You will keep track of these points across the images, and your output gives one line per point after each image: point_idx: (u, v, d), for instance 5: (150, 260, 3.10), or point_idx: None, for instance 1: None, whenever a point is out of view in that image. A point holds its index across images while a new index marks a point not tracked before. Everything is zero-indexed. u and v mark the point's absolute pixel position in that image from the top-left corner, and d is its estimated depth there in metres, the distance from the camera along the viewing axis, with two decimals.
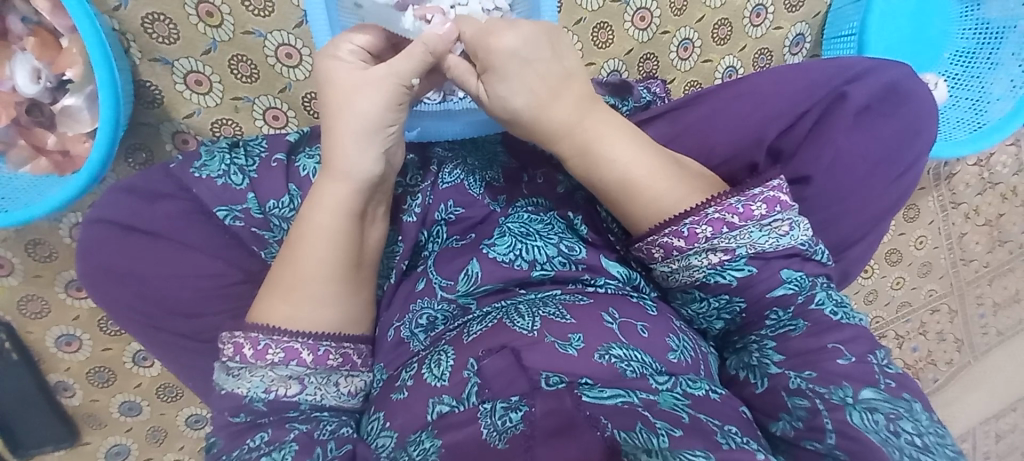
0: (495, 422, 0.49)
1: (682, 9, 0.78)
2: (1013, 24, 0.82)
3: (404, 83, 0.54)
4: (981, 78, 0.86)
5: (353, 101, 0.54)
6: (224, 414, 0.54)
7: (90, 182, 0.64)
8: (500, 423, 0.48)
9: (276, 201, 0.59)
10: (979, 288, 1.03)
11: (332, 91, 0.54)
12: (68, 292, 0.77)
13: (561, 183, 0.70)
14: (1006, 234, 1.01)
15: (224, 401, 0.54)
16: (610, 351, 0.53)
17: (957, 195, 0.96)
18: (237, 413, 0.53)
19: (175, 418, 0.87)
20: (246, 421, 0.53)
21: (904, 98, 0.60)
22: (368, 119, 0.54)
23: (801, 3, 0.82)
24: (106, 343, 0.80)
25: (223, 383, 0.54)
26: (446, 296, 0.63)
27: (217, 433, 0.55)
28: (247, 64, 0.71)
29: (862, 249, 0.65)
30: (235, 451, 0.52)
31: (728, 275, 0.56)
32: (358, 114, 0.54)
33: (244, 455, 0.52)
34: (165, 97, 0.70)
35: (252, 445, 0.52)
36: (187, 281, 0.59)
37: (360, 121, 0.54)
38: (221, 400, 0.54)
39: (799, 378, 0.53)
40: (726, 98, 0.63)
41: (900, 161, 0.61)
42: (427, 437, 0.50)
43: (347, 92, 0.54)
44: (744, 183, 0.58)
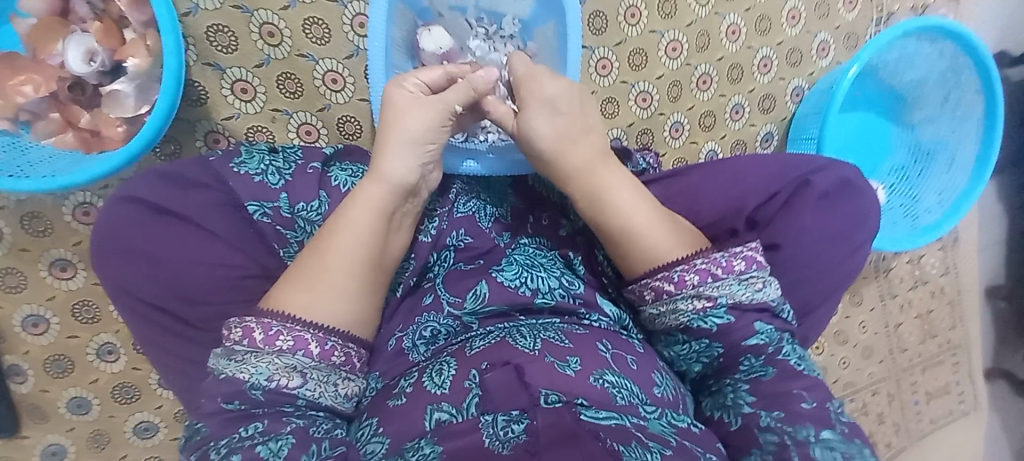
0: (497, 432, 0.51)
1: (676, 97, 0.92)
2: (940, 148, 1.01)
3: (450, 109, 0.63)
4: (913, 189, 1.03)
5: (405, 118, 0.62)
6: (216, 400, 0.54)
7: (124, 162, 0.67)
8: (502, 433, 0.51)
9: (306, 204, 0.63)
10: (914, 376, 1.14)
11: (392, 111, 0.62)
12: (51, 272, 0.74)
13: (564, 226, 0.78)
14: (935, 328, 1.14)
15: (220, 386, 0.54)
16: (604, 376, 0.58)
17: (894, 287, 1.10)
18: (231, 400, 0.54)
19: (123, 424, 0.81)
20: (238, 410, 0.54)
21: (858, 191, 0.72)
22: (416, 134, 0.62)
23: (772, 108, 0.98)
24: (75, 330, 0.77)
25: (221, 368, 0.55)
26: (452, 312, 0.67)
27: (205, 419, 0.54)
28: (293, 82, 0.77)
29: (820, 314, 0.74)
30: (224, 440, 0.52)
31: (710, 321, 0.63)
32: (409, 133, 0.62)
33: (235, 443, 0.52)
34: (209, 98, 0.75)
35: (246, 434, 0.52)
36: (202, 267, 0.60)
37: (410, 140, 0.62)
38: (218, 385, 0.54)
39: (769, 417, 0.59)
40: (713, 171, 0.73)
41: (853, 241, 0.72)
42: (426, 444, 0.52)
43: (404, 110, 0.62)
44: (726, 242, 0.67)
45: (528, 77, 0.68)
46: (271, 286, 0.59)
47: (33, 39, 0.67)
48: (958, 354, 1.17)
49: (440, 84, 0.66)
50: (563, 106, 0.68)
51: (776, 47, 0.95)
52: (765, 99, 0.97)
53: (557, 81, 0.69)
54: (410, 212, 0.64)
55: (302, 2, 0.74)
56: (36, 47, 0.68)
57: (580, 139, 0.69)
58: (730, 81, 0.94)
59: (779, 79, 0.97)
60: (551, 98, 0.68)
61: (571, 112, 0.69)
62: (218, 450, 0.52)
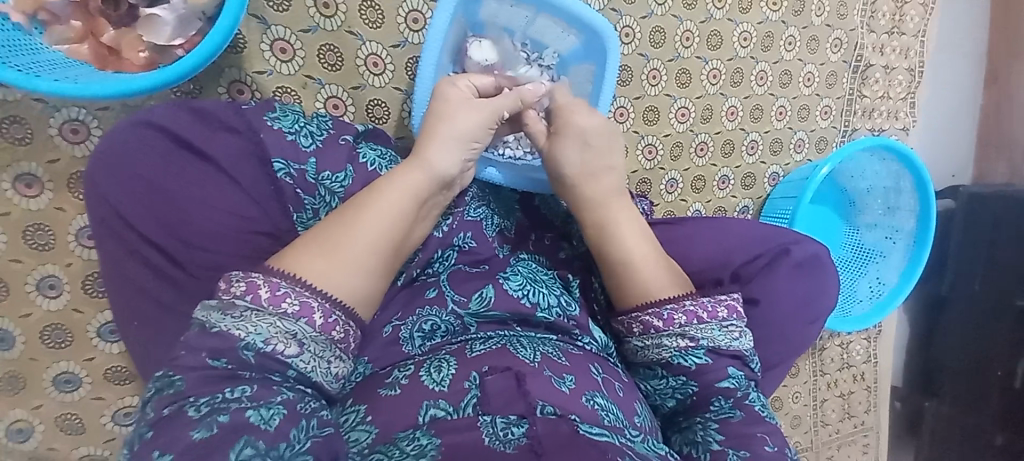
0: (497, 432, 0.51)
1: (677, 156, 1.02)
2: (879, 251, 1.16)
3: (499, 113, 0.69)
4: (852, 281, 1.17)
5: (456, 115, 0.67)
6: (201, 354, 0.51)
7: (136, 92, 0.62)
8: (502, 434, 0.51)
9: (331, 174, 0.63)
10: (830, 450, 1.25)
11: (444, 104, 0.67)
12: (14, 187, 0.68)
13: (563, 250, 0.83)
14: (854, 409, 1.27)
15: (208, 340, 0.52)
16: (595, 398, 0.61)
17: (824, 365, 1.23)
18: (218, 357, 0.51)
19: (43, 370, 0.72)
20: (224, 368, 0.51)
21: (824, 268, 0.82)
22: (462, 132, 0.66)
23: (753, 185, 1.09)
24: (20, 254, 0.69)
25: (214, 322, 0.52)
26: (456, 310, 0.68)
27: (184, 372, 0.51)
28: (335, 55, 0.77)
29: (776, 373, 0.82)
30: (204, 398, 0.49)
31: (690, 359, 0.69)
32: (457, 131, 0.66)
33: (219, 404, 0.49)
34: (246, 48, 0.73)
35: (230, 396, 0.49)
36: (212, 212, 0.58)
37: (455, 133, 0.66)
38: (205, 338, 0.52)
39: (736, 456, 0.63)
40: (708, 226, 0.81)
41: (812, 312, 0.81)
42: (422, 435, 0.52)
43: (458, 106, 0.67)
44: (709, 289, 0.74)
45: (565, 110, 0.74)
46: (282, 248, 0.58)
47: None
48: (869, 436, 1.30)
49: (490, 91, 0.72)
50: (596, 138, 0.73)
51: (763, 134, 1.08)
52: (747, 177, 1.09)
53: (591, 117, 0.73)
54: (436, 206, 0.67)
55: None
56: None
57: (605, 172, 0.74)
58: (722, 154, 1.05)
59: (762, 161, 1.09)
60: (583, 132, 0.73)
61: (604, 145, 0.74)
62: (198, 407, 0.48)
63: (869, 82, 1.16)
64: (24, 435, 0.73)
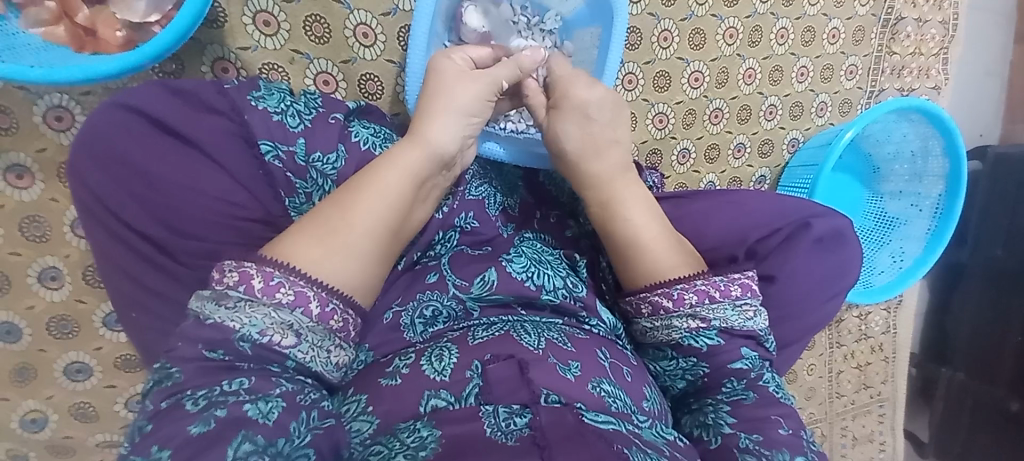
0: (499, 423, 0.50)
1: (689, 125, 0.96)
2: (903, 218, 1.10)
3: (496, 82, 0.64)
4: (872, 251, 1.13)
5: (453, 89, 0.62)
6: (198, 346, 0.50)
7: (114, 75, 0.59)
8: (504, 425, 0.50)
9: (322, 156, 0.60)
10: (845, 420, 1.24)
11: (438, 76, 0.63)
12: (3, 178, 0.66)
13: (571, 228, 0.80)
14: (870, 380, 1.25)
15: (203, 331, 0.51)
16: (601, 384, 0.59)
17: (842, 337, 1.20)
18: (216, 348, 0.50)
19: (54, 361, 0.72)
20: (222, 360, 0.50)
21: (847, 242, 0.76)
22: (462, 106, 0.62)
23: (770, 153, 1.03)
24: (18, 247, 0.68)
25: (209, 313, 0.50)
26: (457, 295, 0.66)
27: (182, 364, 0.51)
28: (321, 26, 0.72)
29: (790, 351, 0.78)
30: (203, 391, 0.49)
31: (701, 340, 0.67)
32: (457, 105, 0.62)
33: (216, 397, 0.48)
34: (227, 22, 0.69)
35: (229, 389, 0.49)
36: (200, 199, 0.55)
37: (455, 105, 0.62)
38: (201, 329, 0.50)
39: (748, 439, 0.62)
40: (720, 200, 0.77)
41: (832, 287, 0.76)
42: (424, 426, 0.50)
43: (450, 83, 0.63)
44: (722, 267, 0.71)
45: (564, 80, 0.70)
46: (277, 236, 0.56)
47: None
48: (886, 406, 1.28)
49: (487, 62, 0.68)
50: (597, 112, 0.70)
51: (783, 99, 1.01)
52: (764, 144, 1.02)
53: (593, 89, 0.70)
54: (440, 185, 0.64)
55: None
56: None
57: (609, 148, 0.71)
58: (738, 120, 0.99)
59: (780, 127, 1.03)
60: (585, 106, 0.69)
61: (606, 119, 0.70)
62: (196, 400, 0.48)
63: (900, 36, 1.07)
64: (37, 425, 0.74)
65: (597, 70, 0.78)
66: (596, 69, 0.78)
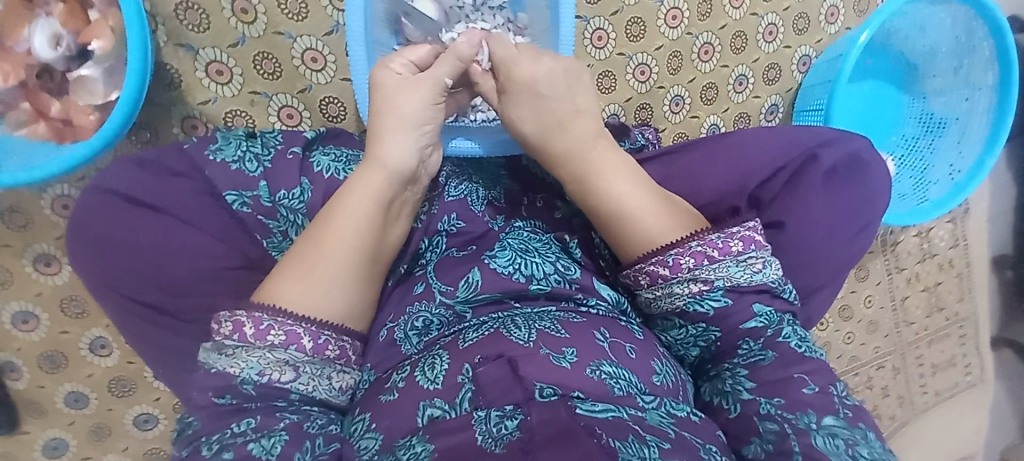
0: (490, 429, 0.50)
1: (676, 69, 0.87)
2: (954, 118, 0.96)
3: (441, 84, 0.63)
4: (923, 161, 0.98)
5: (401, 100, 0.62)
6: (207, 394, 0.54)
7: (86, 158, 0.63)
8: (495, 430, 0.49)
9: (287, 192, 0.60)
10: (919, 349, 1.12)
11: (383, 96, 0.62)
12: (36, 268, 0.73)
13: (560, 209, 0.76)
14: (943, 301, 1.12)
15: (210, 380, 0.53)
16: (601, 367, 0.57)
17: (901, 261, 1.08)
18: (223, 394, 0.53)
19: (122, 416, 0.81)
20: (230, 404, 0.53)
21: (866, 168, 0.68)
22: (412, 116, 0.62)
23: (776, 78, 0.92)
24: (65, 325, 0.76)
25: (211, 362, 0.53)
26: (445, 301, 0.66)
27: (197, 412, 0.54)
28: (271, 62, 0.73)
29: (819, 299, 0.71)
30: (215, 435, 0.52)
31: (707, 304, 0.62)
32: (402, 114, 0.62)
33: (227, 439, 0.51)
34: (183, 81, 0.71)
35: (237, 430, 0.52)
36: (184, 258, 0.58)
37: (401, 117, 0.62)
38: (208, 378, 0.53)
39: (769, 404, 0.61)
40: (716, 146, 0.70)
41: (857, 221, 0.68)
42: (418, 442, 0.50)
43: (394, 93, 0.62)
44: (725, 222, 0.64)
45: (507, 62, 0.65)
46: (263, 280, 0.58)
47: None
48: (966, 326, 1.15)
49: (428, 60, 0.65)
50: (545, 87, 0.66)
51: (783, 13, 0.89)
52: (769, 69, 0.92)
53: (539, 63, 0.66)
54: (411, 203, 0.63)
55: None
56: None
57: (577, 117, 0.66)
58: (734, 50, 0.89)
59: (784, 47, 0.91)
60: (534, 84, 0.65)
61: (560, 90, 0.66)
62: (209, 445, 0.51)
63: None
64: None
65: (552, 38, 0.72)
66: (551, 38, 0.72)
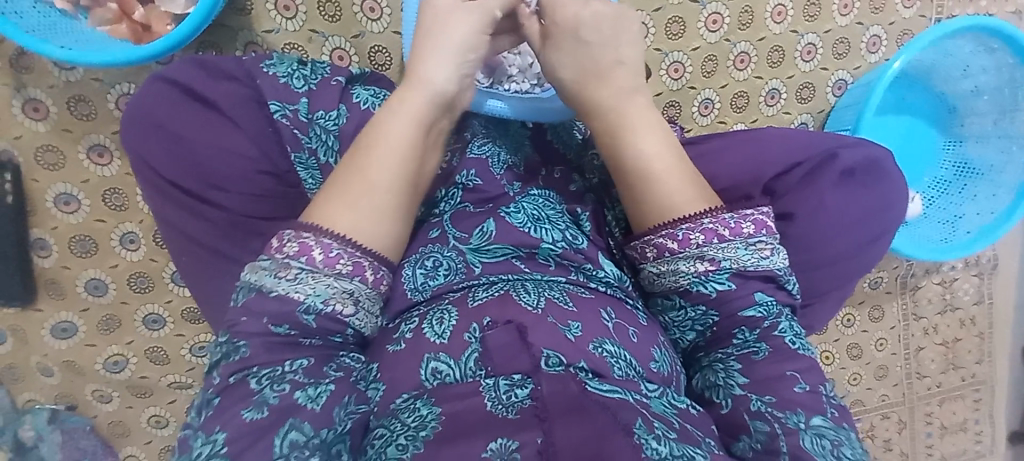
0: (499, 396, 0.52)
1: (710, 73, 0.90)
2: (988, 167, 0.95)
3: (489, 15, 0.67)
4: (955, 206, 0.97)
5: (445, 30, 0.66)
6: (263, 320, 0.54)
7: (150, 57, 0.69)
8: (504, 397, 0.51)
9: (324, 113, 0.64)
10: (929, 406, 1.07)
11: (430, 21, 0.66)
12: (89, 157, 0.79)
13: (575, 182, 0.78)
14: (961, 359, 1.07)
15: (269, 306, 0.54)
16: (603, 345, 0.59)
17: (919, 308, 1.04)
18: (281, 323, 0.54)
19: (135, 312, 0.86)
20: (286, 334, 0.55)
21: (884, 174, 0.68)
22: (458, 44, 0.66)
23: (810, 98, 0.94)
24: (103, 214, 0.82)
25: (273, 286, 0.54)
26: (458, 246, 0.68)
27: (247, 338, 0.54)
28: (333, 5, 0.79)
29: (827, 303, 0.71)
30: (266, 370, 0.53)
31: (710, 286, 0.63)
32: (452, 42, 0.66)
33: (277, 375, 0.53)
34: (253, 9, 0.78)
35: (288, 369, 0.54)
36: (223, 154, 0.62)
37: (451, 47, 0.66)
38: (267, 304, 0.54)
39: (760, 401, 0.60)
40: (736, 138, 0.71)
41: (873, 227, 0.68)
42: (423, 405, 0.52)
43: (439, 23, 0.66)
44: (737, 204, 0.65)
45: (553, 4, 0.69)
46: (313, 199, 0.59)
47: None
48: (982, 390, 1.09)
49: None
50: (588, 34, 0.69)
51: (823, 35, 0.91)
52: (803, 88, 0.93)
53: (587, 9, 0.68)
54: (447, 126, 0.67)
55: None
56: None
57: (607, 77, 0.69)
58: (770, 64, 0.91)
59: (821, 69, 0.93)
60: (578, 27, 0.68)
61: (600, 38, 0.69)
62: (259, 378, 0.53)
63: None
64: (120, 366, 0.88)
65: None
66: None
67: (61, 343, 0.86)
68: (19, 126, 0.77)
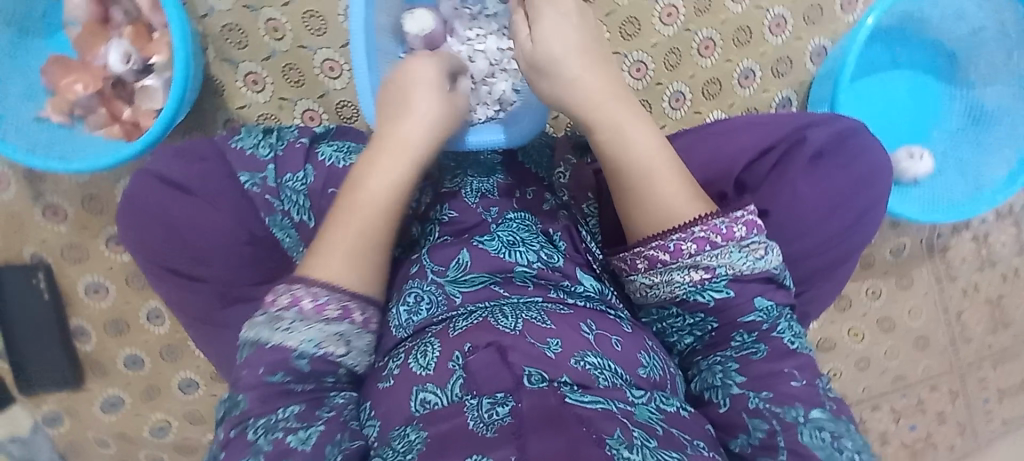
0: (481, 414, 0.49)
1: (675, 65, 0.87)
2: (1003, 111, 0.88)
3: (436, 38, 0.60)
4: (973, 158, 0.89)
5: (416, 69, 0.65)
6: (257, 372, 0.52)
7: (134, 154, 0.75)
8: (487, 415, 0.49)
9: (291, 175, 0.68)
10: (982, 371, 0.98)
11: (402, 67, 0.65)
12: (108, 247, 0.88)
13: (548, 201, 0.72)
14: (1009, 316, 0.98)
15: (264, 356, 0.52)
16: (586, 358, 0.55)
17: (952, 268, 0.96)
18: (275, 372, 0.52)
19: (169, 379, 0.93)
20: (280, 383, 0.52)
21: (861, 150, 0.65)
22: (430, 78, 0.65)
23: (786, 71, 0.90)
24: (129, 296, 0.90)
25: (265, 337, 0.53)
26: (436, 279, 0.64)
27: (245, 392, 0.52)
28: (296, 72, 0.84)
29: (823, 289, 0.68)
30: (261, 419, 0.51)
31: (707, 294, 0.59)
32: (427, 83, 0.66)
33: (272, 424, 0.51)
34: (226, 90, 0.84)
35: (280, 417, 0.52)
36: (205, 231, 0.68)
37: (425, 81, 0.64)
38: (263, 354, 0.52)
39: (757, 399, 0.58)
40: (704, 133, 0.69)
41: (858, 206, 0.64)
42: (412, 431, 0.50)
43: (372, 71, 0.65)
44: (731, 205, 0.61)
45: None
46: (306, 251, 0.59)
47: (79, 42, 0.79)
48: None
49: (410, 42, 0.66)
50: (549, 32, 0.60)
51: (789, 5, 0.88)
52: (779, 62, 0.89)
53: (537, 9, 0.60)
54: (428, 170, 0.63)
55: None
56: (81, 49, 0.79)
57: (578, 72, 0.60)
58: (736, 44, 0.88)
59: (794, 39, 0.89)
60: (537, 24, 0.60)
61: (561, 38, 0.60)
62: (256, 429, 0.51)
63: None
64: (163, 431, 0.95)
65: None
66: None
67: (110, 416, 0.94)
68: (44, 230, 0.87)
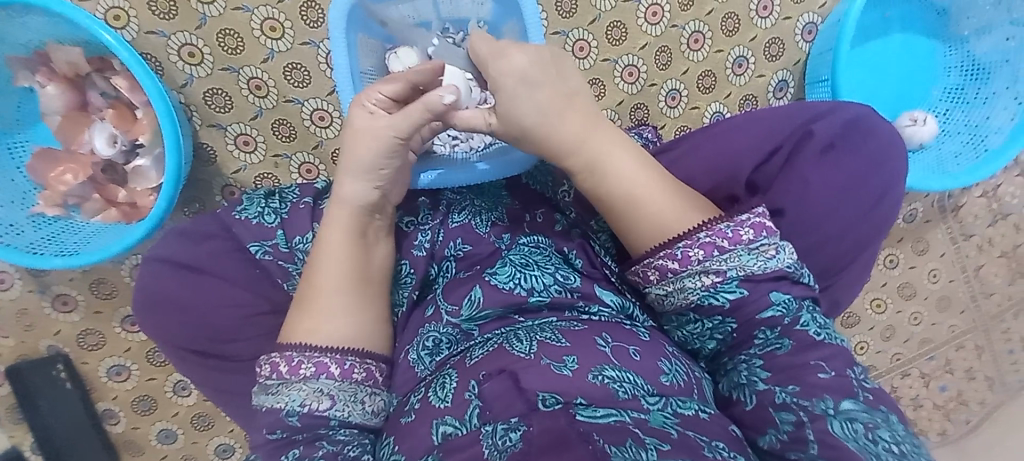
0: (496, 442, 0.47)
1: (667, 64, 0.86)
2: (1001, 61, 0.86)
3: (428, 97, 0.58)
4: (976, 113, 0.88)
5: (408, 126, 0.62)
6: (263, 431, 0.57)
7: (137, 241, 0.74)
8: (500, 442, 0.47)
9: (302, 237, 0.66)
10: (1005, 323, 0.98)
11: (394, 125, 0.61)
12: (123, 327, 0.87)
13: (559, 221, 0.70)
14: None
15: (264, 418, 0.57)
16: (603, 372, 0.52)
17: (966, 226, 0.96)
18: (275, 430, 0.56)
19: (206, 447, 0.93)
20: (282, 438, 0.56)
21: (868, 134, 0.64)
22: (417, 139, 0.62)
23: (780, 53, 0.88)
24: (152, 373, 0.89)
25: (262, 402, 0.57)
26: (451, 320, 0.62)
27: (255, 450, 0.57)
28: (286, 126, 0.82)
29: (849, 277, 0.67)
30: None
31: (722, 296, 0.56)
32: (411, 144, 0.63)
33: None
34: (218, 156, 0.82)
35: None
36: (224, 308, 0.67)
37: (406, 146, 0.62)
38: (263, 417, 0.57)
39: (784, 393, 0.54)
40: (705, 137, 0.68)
41: (873, 191, 0.64)
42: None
43: (360, 135, 0.61)
44: (734, 210, 0.59)
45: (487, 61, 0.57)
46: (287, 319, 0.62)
47: (60, 131, 0.76)
48: None
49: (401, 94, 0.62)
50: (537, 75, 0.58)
51: None
52: (771, 45, 0.88)
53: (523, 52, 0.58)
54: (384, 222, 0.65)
55: (279, 51, 0.79)
56: (64, 138, 0.77)
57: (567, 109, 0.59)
58: (726, 33, 0.86)
59: (784, 19, 0.87)
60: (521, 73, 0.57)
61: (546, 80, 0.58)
62: None
63: None
64: None
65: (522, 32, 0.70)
66: (521, 32, 0.70)
67: None
68: (57, 321, 0.86)
